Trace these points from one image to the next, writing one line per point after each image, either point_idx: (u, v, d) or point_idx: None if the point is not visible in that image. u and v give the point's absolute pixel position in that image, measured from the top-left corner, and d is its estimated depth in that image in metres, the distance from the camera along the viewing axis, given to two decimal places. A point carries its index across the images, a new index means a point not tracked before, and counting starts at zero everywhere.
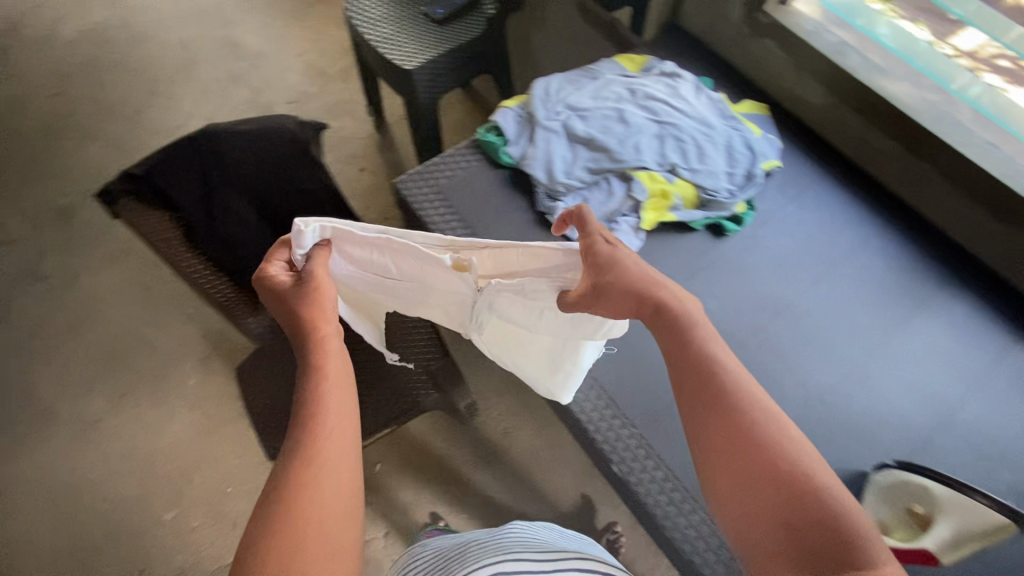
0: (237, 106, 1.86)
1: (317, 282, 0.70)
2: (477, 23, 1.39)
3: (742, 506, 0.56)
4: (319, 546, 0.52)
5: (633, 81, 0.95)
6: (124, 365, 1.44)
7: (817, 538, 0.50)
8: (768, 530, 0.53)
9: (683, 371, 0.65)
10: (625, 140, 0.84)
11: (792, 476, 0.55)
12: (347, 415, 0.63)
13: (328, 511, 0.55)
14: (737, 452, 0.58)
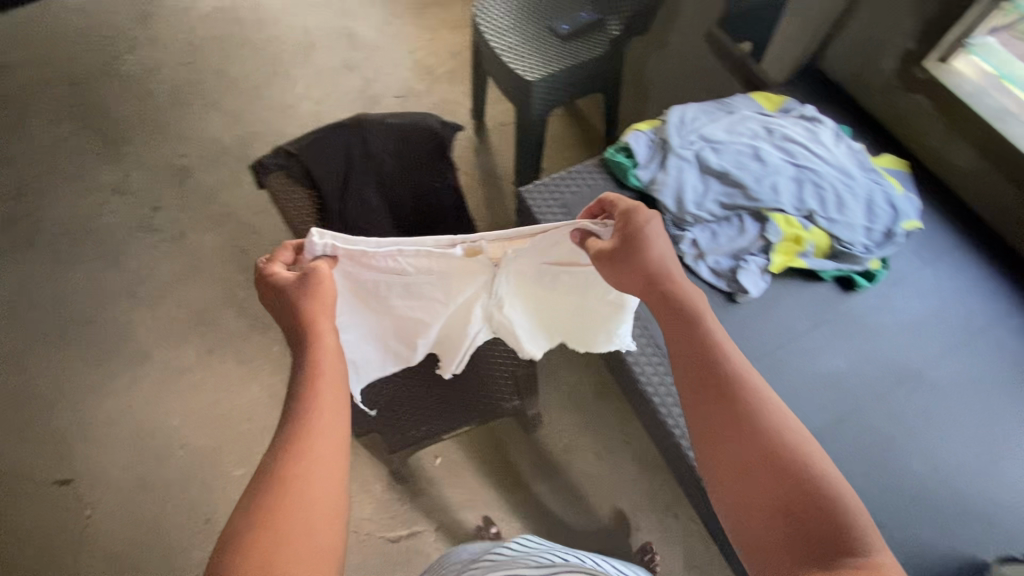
0: (348, 93, 1.94)
1: (319, 280, 0.71)
2: (601, 45, 1.40)
3: (743, 506, 0.59)
4: (301, 541, 0.56)
5: (770, 120, 0.93)
6: (216, 322, 1.52)
7: (813, 530, 0.54)
8: (768, 518, 0.57)
9: (687, 367, 0.68)
10: (762, 180, 0.83)
11: (792, 477, 0.57)
12: (336, 408, 0.67)
13: (312, 508, 0.58)
14: (738, 454, 0.61)
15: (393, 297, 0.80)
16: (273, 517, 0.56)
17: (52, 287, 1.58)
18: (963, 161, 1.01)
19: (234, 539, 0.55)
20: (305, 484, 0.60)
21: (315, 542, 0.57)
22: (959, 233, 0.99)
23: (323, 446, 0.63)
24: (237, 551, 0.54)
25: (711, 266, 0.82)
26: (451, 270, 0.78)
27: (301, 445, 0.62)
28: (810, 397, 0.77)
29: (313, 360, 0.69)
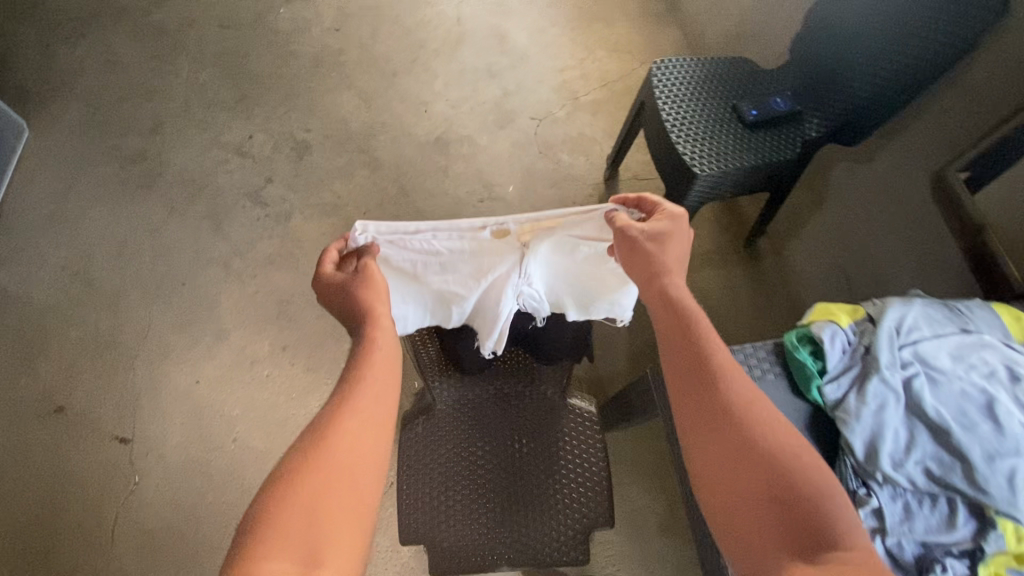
0: (483, 102, 1.81)
1: (370, 271, 0.75)
2: (792, 142, 1.18)
3: (733, 507, 0.59)
4: (346, 492, 0.61)
5: (1018, 360, 0.70)
6: (294, 319, 1.48)
7: (800, 518, 0.55)
8: (757, 506, 0.57)
9: (683, 363, 0.70)
10: (997, 460, 0.62)
11: (786, 477, 0.57)
12: (388, 370, 0.72)
13: (354, 463, 0.63)
14: (726, 452, 0.62)
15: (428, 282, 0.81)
16: (313, 468, 0.61)
17: (158, 236, 1.59)
18: None
19: (276, 488, 0.59)
20: (349, 441, 0.64)
21: (354, 495, 0.61)
22: None
23: (373, 409, 0.68)
24: (284, 489, 0.59)
25: (890, 548, 0.63)
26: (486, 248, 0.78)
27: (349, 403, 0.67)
28: None
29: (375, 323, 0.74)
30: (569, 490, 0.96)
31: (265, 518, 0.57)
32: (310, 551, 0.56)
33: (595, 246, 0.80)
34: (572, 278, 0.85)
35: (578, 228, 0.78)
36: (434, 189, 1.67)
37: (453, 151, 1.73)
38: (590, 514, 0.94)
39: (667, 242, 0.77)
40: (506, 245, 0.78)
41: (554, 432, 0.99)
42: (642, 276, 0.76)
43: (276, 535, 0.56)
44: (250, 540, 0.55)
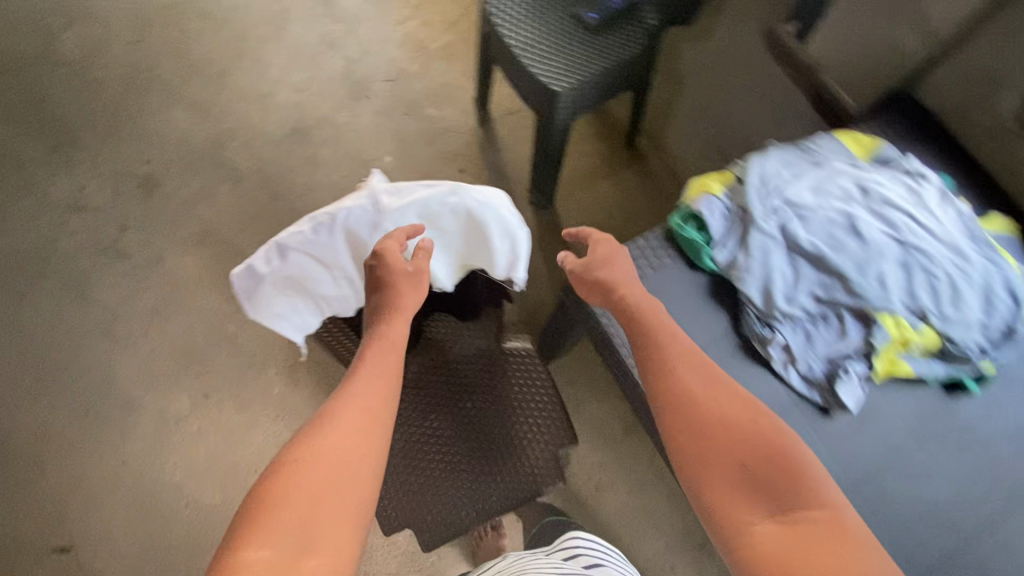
0: (330, 77, 1.69)
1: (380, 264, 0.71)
2: (637, 35, 1.19)
3: (704, 480, 0.61)
4: (340, 492, 0.56)
5: (864, 177, 0.79)
6: (206, 363, 1.38)
7: (769, 485, 0.58)
8: (727, 477, 0.60)
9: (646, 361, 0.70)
10: (865, 266, 0.70)
11: (757, 448, 0.61)
12: (394, 357, 0.68)
13: (351, 455, 0.59)
14: (695, 435, 0.63)
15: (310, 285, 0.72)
16: (314, 454, 0.58)
17: (16, 326, 1.40)
18: None
19: (279, 471, 0.57)
20: (349, 428, 0.61)
21: (349, 497, 0.56)
22: None
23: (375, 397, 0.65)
24: (284, 465, 0.57)
25: (802, 373, 0.70)
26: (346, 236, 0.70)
27: (353, 392, 0.64)
28: (913, 544, 0.67)
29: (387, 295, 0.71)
30: (528, 429, 0.98)
31: (264, 501, 0.54)
32: (303, 537, 0.52)
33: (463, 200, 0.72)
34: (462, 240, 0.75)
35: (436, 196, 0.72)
36: (308, 184, 1.56)
37: (314, 137, 1.62)
38: (556, 442, 0.97)
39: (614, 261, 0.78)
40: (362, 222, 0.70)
41: (501, 380, 1.01)
42: (600, 296, 0.77)
43: (271, 516, 0.52)
44: (244, 524, 0.52)
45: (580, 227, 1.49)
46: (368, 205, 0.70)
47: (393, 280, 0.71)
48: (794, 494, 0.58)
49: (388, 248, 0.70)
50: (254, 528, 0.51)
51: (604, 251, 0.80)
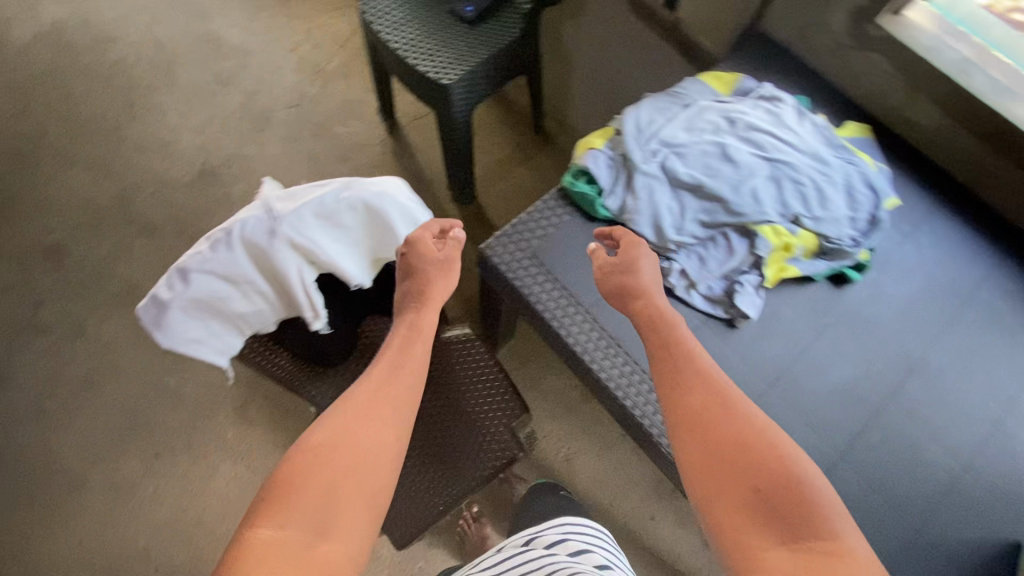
0: (231, 114, 1.68)
1: (425, 257, 0.79)
2: (513, 22, 1.24)
3: (713, 499, 0.56)
4: (362, 471, 0.61)
5: (729, 108, 0.85)
6: (152, 421, 1.34)
7: (783, 509, 0.52)
8: (735, 496, 0.55)
9: (664, 366, 0.68)
10: (740, 186, 0.77)
11: (770, 469, 0.55)
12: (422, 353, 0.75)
13: (378, 437, 0.64)
14: (709, 450, 0.59)
15: (222, 304, 0.71)
16: (345, 430, 0.63)
17: None
18: (926, 118, 0.86)
19: (313, 440, 0.62)
20: (377, 413, 0.66)
21: (370, 475, 0.61)
22: (932, 200, 0.87)
23: (404, 387, 0.70)
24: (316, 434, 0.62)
25: (704, 293, 0.76)
26: (248, 248, 0.69)
27: (385, 376, 0.71)
28: (827, 423, 0.73)
29: (419, 287, 0.79)
30: (483, 408, 1.00)
31: (296, 468, 0.59)
32: (321, 521, 0.56)
33: (360, 193, 0.73)
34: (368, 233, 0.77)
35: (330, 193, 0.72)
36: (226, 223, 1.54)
37: (225, 175, 1.60)
38: (509, 415, 1.00)
39: (644, 263, 0.75)
40: (261, 232, 0.69)
41: (447, 368, 1.03)
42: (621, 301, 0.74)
43: (300, 480, 0.58)
44: (273, 487, 0.57)
45: (505, 213, 1.53)
46: (262, 215, 0.68)
47: (424, 267, 0.79)
48: (805, 523, 0.52)
49: (421, 238, 0.79)
50: (279, 508, 0.55)
51: (634, 252, 0.75)
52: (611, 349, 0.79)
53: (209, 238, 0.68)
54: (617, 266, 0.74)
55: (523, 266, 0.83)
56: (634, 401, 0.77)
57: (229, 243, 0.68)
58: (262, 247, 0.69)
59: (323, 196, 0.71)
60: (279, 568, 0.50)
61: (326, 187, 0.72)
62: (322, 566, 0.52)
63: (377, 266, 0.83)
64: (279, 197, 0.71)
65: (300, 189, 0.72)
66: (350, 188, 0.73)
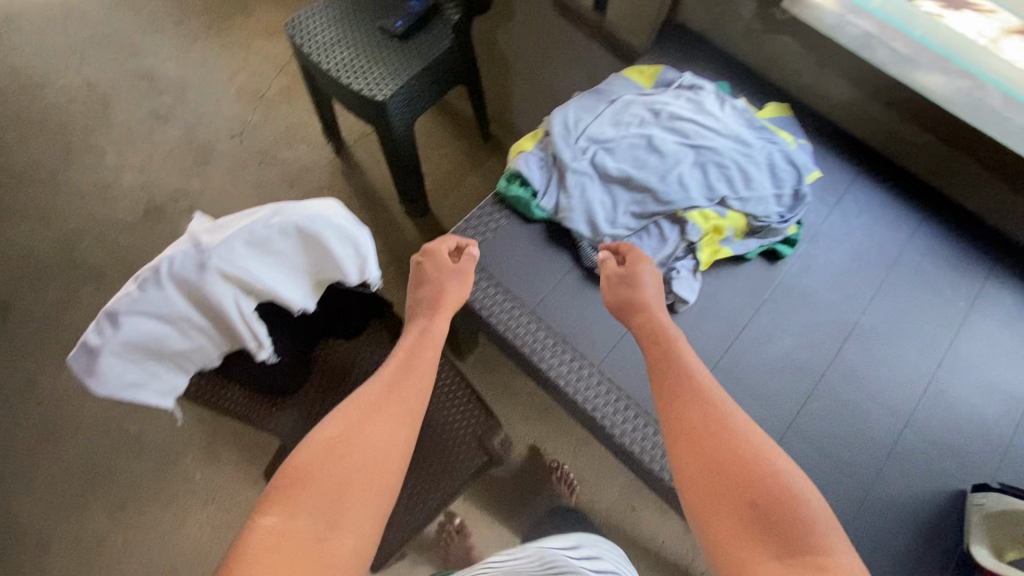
0: (172, 149, 1.65)
1: (440, 265, 0.82)
2: (443, 32, 1.25)
3: (712, 506, 0.58)
4: (369, 472, 0.63)
5: (653, 100, 0.87)
6: (116, 471, 1.30)
7: (775, 517, 0.54)
8: (732, 505, 0.56)
9: (665, 373, 0.69)
10: (667, 175, 0.79)
11: (766, 482, 0.57)
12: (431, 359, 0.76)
13: (385, 441, 0.66)
14: (708, 459, 0.60)
15: (159, 344, 0.70)
16: (353, 434, 0.65)
17: None
18: (837, 91, 0.94)
19: (321, 440, 0.64)
20: (384, 418, 0.68)
21: (376, 475, 0.63)
22: (856, 167, 0.93)
23: (410, 393, 0.71)
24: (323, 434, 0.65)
25: None
26: (181, 285, 0.67)
27: (394, 380, 0.72)
28: (773, 395, 0.76)
29: (432, 292, 0.81)
30: (448, 418, 1.00)
31: (304, 468, 0.61)
32: (328, 521, 0.58)
33: (293, 219, 0.72)
34: (306, 257, 0.76)
35: (261, 222, 0.70)
36: None
37: (171, 212, 1.57)
38: (475, 423, 0.99)
39: (646, 276, 0.76)
40: (192, 269, 0.67)
41: None
42: (627, 312, 0.75)
43: (308, 477, 0.60)
44: (281, 484, 0.60)
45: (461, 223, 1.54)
46: (190, 250, 0.67)
47: (438, 275, 0.82)
48: (792, 534, 0.53)
49: (436, 247, 0.83)
50: (289, 498, 0.59)
51: (640, 265, 0.76)
52: (558, 346, 0.80)
53: (136, 280, 0.65)
54: (622, 278, 0.75)
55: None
56: (582, 393, 0.78)
57: (159, 283, 0.66)
58: (194, 282, 0.67)
59: (253, 226, 0.69)
60: (283, 559, 0.53)
61: (257, 215, 0.70)
62: (326, 561, 0.55)
63: (320, 287, 0.82)
64: (207, 230, 0.68)
65: (228, 220, 0.69)
66: (281, 215, 0.71)
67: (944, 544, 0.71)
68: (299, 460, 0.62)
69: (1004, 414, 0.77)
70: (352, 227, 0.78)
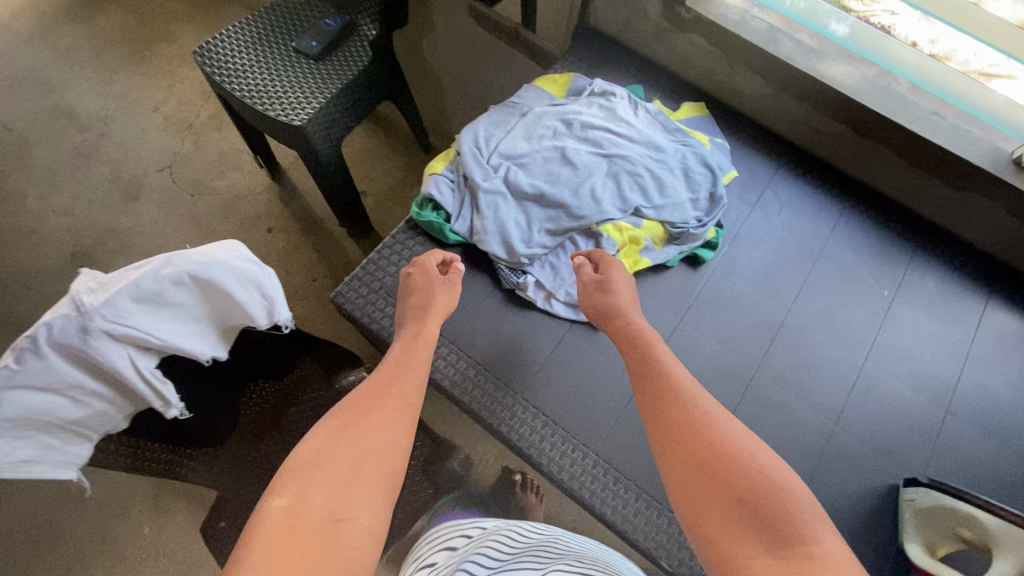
0: (98, 187, 1.58)
1: (424, 272, 0.80)
2: (361, 49, 1.21)
3: (701, 504, 0.56)
4: (376, 467, 0.61)
5: (565, 109, 0.85)
6: (56, 534, 1.23)
7: (766, 511, 0.53)
8: (724, 504, 0.55)
9: (644, 377, 0.69)
10: (580, 188, 0.80)
11: (754, 479, 0.55)
12: (423, 359, 0.74)
13: (385, 436, 0.64)
14: (692, 459, 0.59)
15: (48, 415, 0.65)
16: (355, 429, 0.63)
17: None
18: (750, 88, 0.96)
19: (324, 435, 0.62)
20: (383, 415, 0.66)
21: (383, 468, 0.61)
22: (776, 164, 0.96)
23: (405, 391, 0.69)
24: (322, 431, 0.62)
25: (565, 300, 0.81)
26: (64, 350, 0.62)
27: (387, 380, 0.70)
28: None
29: (419, 294, 0.78)
30: None
31: (309, 460, 0.58)
32: (340, 510, 0.55)
33: (188, 268, 0.67)
34: (208, 305, 0.73)
35: (151, 274, 0.65)
36: None
37: (102, 254, 1.50)
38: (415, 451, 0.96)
39: (622, 285, 0.76)
40: (74, 334, 0.61)
41: None
42: (604, 319, 0.75)
43: (314, 471, 0.57)
44: (286, 477, 0.57)
45: None
46: (71, 313, 0.61)
47: (427, 284, 0.79)
48: (788, 529, 0.51)
49: (427, 258, 0.80)
50: (301, 482, 0.56)
51: (617, 271, 0.78)
52: (479, 377, 0.78)
53: (11, 352, 0.59)
54: (596, 284, 0.76)
55: (376, 306, 0.83)
56: (510, 427, 0.76)
57: (39, 353, 0.60)
58: (78, 347, 0.63)
59: (143, 281, 0.64)
60: (301, 544, 0.51)
61: (145, 267, 0.65)
62: (344, 545, 0.53)
63: (230, 334, 0.79)
64: (89, 290, 0.62)
65: (114, 276, 0.64)
66: (174, 265, 0.67)
67: (879, 538, 0.73)
68: (301, 456, 0.59)
69: (927, 400, 0.80)
70: (256, 269, 0.75)
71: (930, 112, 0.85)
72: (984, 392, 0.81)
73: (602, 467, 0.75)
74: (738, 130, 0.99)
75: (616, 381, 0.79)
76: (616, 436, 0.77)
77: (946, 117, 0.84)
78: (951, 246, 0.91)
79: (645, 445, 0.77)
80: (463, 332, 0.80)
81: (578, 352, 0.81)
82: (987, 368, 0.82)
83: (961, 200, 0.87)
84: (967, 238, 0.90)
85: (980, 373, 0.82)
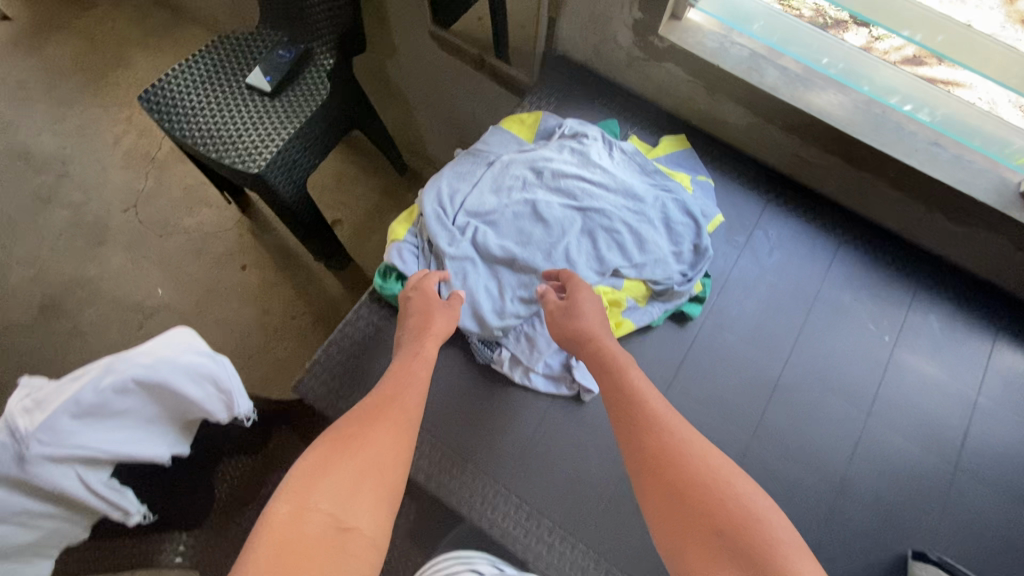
0: (61, 234, 1.51)
1: (422, 290, 0.75)
2: (318, 82, 1.14)
3: (682, 535, 0.55)
4: (378, 481, 0.58)
5: (535, 157, 0.84)
6: None
7: (747, 544, 0.51)
8: (701, 536, 0.53)
9: (624, 402, 0.66)
10: (553, 250, 0.79)
11: (728, 511, 0.54)
12: (426, 372, 0.70)
13: (389, 449, 0.61)
14: (674, 491, 0.57)
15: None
16: (357, 440, 0.60)
17: None
18: (733, 117, 0.91)
19: (327, 445, 0.59)
20: (386, 426, 0.62)
21: (385, 481, 0.58)
22: (765, 198, 0.92)
23: (408, 403, 0.66)
24: (323, 443, 0.60)
25: (543, 373, 0.79)
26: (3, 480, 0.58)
27: (388, 390, 0.67)
28: None
29: (419, 306, 0.74)
30: None
31: (311, 469, 0.56)
32: (341, 521, 0.53)
33: (129, 375, 0.62)
34: (160, 405, 0.68)
35: (88, 389, 0.60)
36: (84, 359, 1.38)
37: (71, 305, 1.44)
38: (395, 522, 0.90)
39: (584, 303, 0.73)
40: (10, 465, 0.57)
41: None
42: (580, 342, 0.72)
43: (316, 481, 0.55)
44: (289, 486, 0.55)
45: None
46: (6, 442, 0.57)
47: (426, 305, 0.74)
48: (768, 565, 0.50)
49: (427, 280, 0.76)
50: (303, 492, 0.54)
51: (579, 292, 0.74)
52: (455, 469, 0.75)
53: None
54: (561, 312, 0.72)
55: (342, 393, 0.79)
56: (489, 519, 0.73)
57: None
58: (18, 475, 0.58)
59: (79, 398, 0.59)
60: (302, 552, 0.49)
61: (81, 381, 0.60)
62: (345, 555, 0.51)
63: (192, 428, 0.75)
64: (22, 414, 0.58)
65: (48, 395, 0.59)
66: (113, 374, 0.61)
67: None
68: (303, 466, 0.57)
69: (932, 454, 0.77)
70: (209, 361, 0.69)
71: (931, 142, 0.81)
72: (989, 434, 0.79)
73: (592, 557, 0.72)
74: (722, 162, 0.95)
75: (609, 462, 0.76)
76: (605, 523, 0.73)
77: (948, 149, 0.81)
78: (948, 275, 0.88)
79: (639, 523, 0.74)
80: (440, 422, 0.77)
81: (560, 431, 0.78)
82: (990, 407, 0.80)
83: (961, 230, 0.83)
84: (964, 267, 0.88)
85: (984, 414, 0.80)
